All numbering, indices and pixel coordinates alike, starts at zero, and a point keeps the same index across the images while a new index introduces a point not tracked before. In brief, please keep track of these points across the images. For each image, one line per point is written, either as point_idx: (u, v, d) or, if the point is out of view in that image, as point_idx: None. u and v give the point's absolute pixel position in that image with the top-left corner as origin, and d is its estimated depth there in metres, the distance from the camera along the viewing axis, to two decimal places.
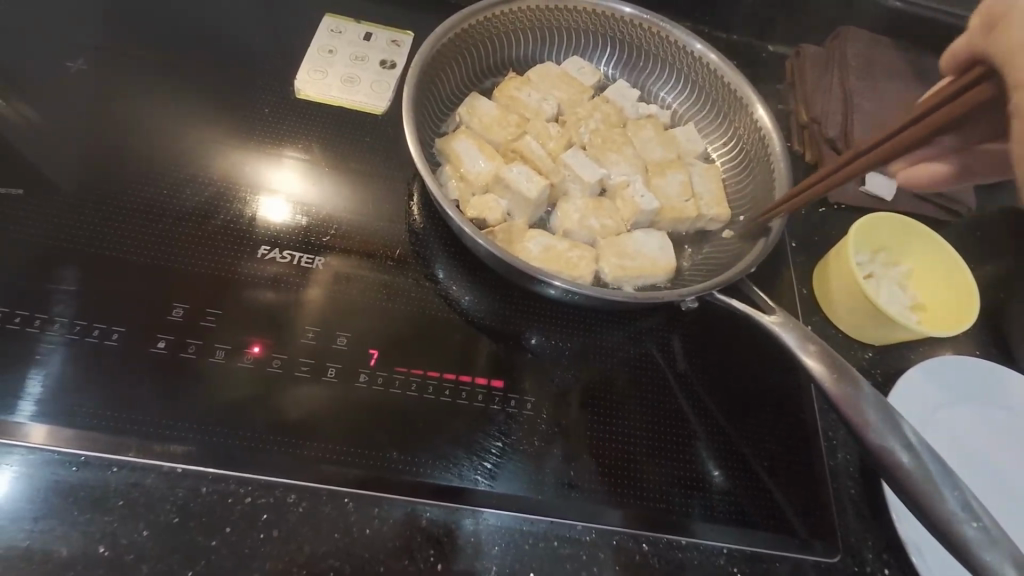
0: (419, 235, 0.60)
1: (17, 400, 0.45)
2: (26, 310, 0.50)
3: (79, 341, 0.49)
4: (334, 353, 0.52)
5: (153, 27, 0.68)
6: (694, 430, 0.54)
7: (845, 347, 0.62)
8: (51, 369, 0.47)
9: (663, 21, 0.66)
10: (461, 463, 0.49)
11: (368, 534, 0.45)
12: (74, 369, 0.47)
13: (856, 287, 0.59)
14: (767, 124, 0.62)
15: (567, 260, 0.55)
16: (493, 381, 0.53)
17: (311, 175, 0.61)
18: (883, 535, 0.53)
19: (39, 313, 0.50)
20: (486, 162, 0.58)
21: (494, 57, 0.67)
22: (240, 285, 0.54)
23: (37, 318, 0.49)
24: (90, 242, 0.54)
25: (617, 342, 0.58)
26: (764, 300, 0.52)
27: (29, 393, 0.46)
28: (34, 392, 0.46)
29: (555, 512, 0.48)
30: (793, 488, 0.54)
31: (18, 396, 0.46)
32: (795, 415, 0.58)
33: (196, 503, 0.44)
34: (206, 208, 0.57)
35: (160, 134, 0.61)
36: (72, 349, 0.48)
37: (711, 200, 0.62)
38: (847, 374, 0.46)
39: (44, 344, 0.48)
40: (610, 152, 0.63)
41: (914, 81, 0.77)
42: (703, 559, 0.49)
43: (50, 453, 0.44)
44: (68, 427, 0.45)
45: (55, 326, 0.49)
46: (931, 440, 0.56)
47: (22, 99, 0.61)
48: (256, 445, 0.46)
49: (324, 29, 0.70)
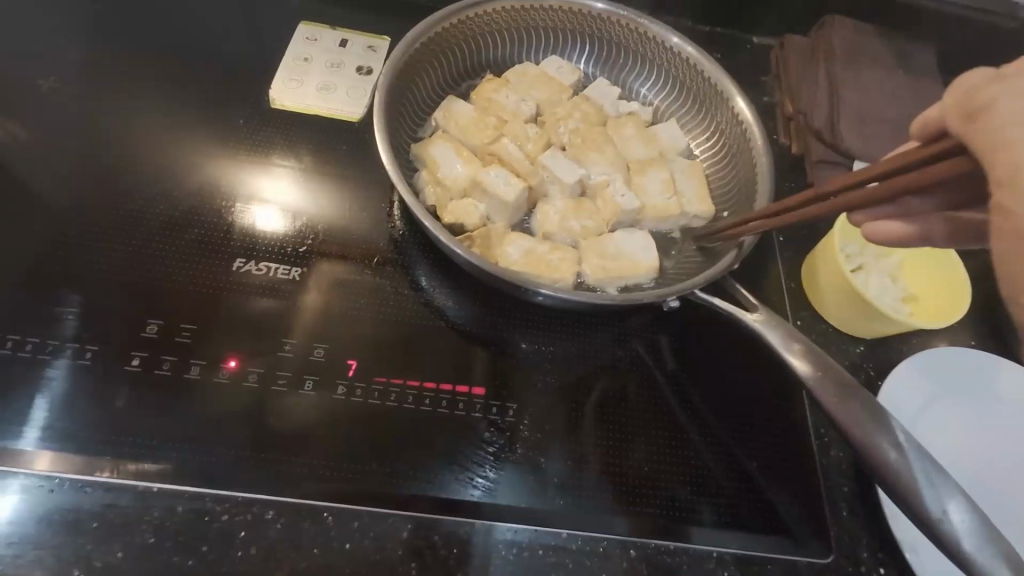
0: (399, 242, 0.59)
1: (10, 424, 0.45)
2: (1, 332, 0.49)
3: (53, 362, 0.48)
4: (312, 366, 0.51)
5: (127, 40, 0.68)
6: (684, 432, 0.54)
7: (835, 342, 0.61)
8: (25, 392, 0.46)
9: (640, 17, 0.65)
10: (443, 473, 0.48)
11: (349, 549, 0.44)
12: (46, 390, 0.47)
13: (843, 279, 0.58)
14: (749, 119, 0.61)
15: (547, 263, 0.54)
16: (476, 389, 0.52)
17: (289, 184, 0.60)
18: (878, 534, 0.52)
19: (13, 334, 0.49)
20: (463, 166, 0.57)
21: (471, 60, 0.66)
22: (215, 298, 0.53)
23: (12, 340, 0.49)
24: (62, 259, 0.53)
25: (603, 343, 0.57)
26: (747, 297, 0.51)
27: (24, 419, 0.45)
28: (32, 417, 0.46)
29: (540, 520, 0.47)
30: (784, 488, 0.53)
31: (12, 422, 0.45)
32: (785, 412, 0.57)
33: (172, 522, 0.43)
34: (182, 222, 0.56)
35: (134, 148, 0.60)
36: (46, 370, 0.48)
37: (694, 197, 0.61)
38: (834, 372, 0.45)
39: (17, 366, 0.47)
40: (590, 151, 0.62)
41: (900, 68, 0.76)
42: (693, 563, 0.48)
43: (25, 475, 0.43)
44: (40, 450, 0.44)
45: (29, 346, 0.48)
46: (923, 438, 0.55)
47: None
48: (234, 461, 0.46)
49: (300, 37, 0.69)
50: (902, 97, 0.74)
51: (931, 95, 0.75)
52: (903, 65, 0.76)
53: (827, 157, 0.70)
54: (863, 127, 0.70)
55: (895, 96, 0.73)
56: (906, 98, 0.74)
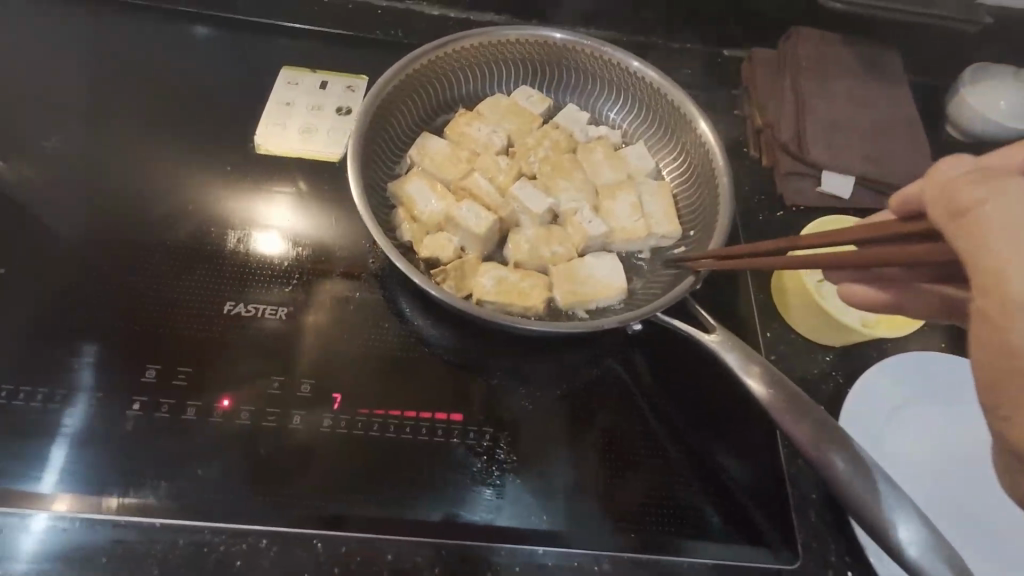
0: (381, 276, 0.62)
1: (21, 468, 0.49)
2: (14, 384, 0.52)
3: (61, 410, 0.51)
4: (299, 400, 0.54)
5: (118, 90, 0.71)
6: (657, 448, 0.56)
7: (805, 351, 0.63)
8: (36, 439, 0.50)
9: (604, 46, 0.68)
10: (424, 498, 0.51)
11: (338, 573, 0.47)
12: (54, 437, 0.50)
13: (806, 293, 0.60)
14: (711, 140, 0.64)
15: (519, 292, 0.57)
16: (453, 415, 0.55)
17: (285, 224, 0.63)
18: (844, 538, 0.54)
19: (25, 385, 0.52)
20: (437, 202, 0.60)
21: (443, 96, 0.69)
22: (206, 339, 0.56)
23: (24, 391, 0.52)
24: (63, 310, 0.56)
25: (576, 364, 0.60)
26: (707, 317, 0.53)
27: (32, 463, 0.49)
28: (40, 461, 0.49)
29: (517, 539, 0.50)
30: (753, 497, 0.55)
31: (22, 466, 0.49)
32: (754, 422, 0.59)
33: (175, 555, 0.47)
34: (175, 267, 0.59)
35: (127, 196, 0.63)
36: (55, 417, 0.51)
37: (661, 218, 0.63)
38: (787, 390, 0.48)
39: (26, 416, 0.51)
40: (560, 179, 0.65)
41: (867, 77, 0.77)
42: (664, 574, 0.50)
43: (37, 516, 0.47)
44: (50, 491, 0.48)
45: (40, 396, 0.52)
46: (880, 455, 0.56)
47: None
48: (230, 495, 0.49)
49: (282, 81, 0.73)
50: (869, 106, 0.76)
51: (898, 102, 0.77)
52: (870, 74, 0.78)
53: (795, 169, 0.72)
54: (829, 139, 0.72)
55: (861, 105, 0.75)
56: (872, 106, 0.75)
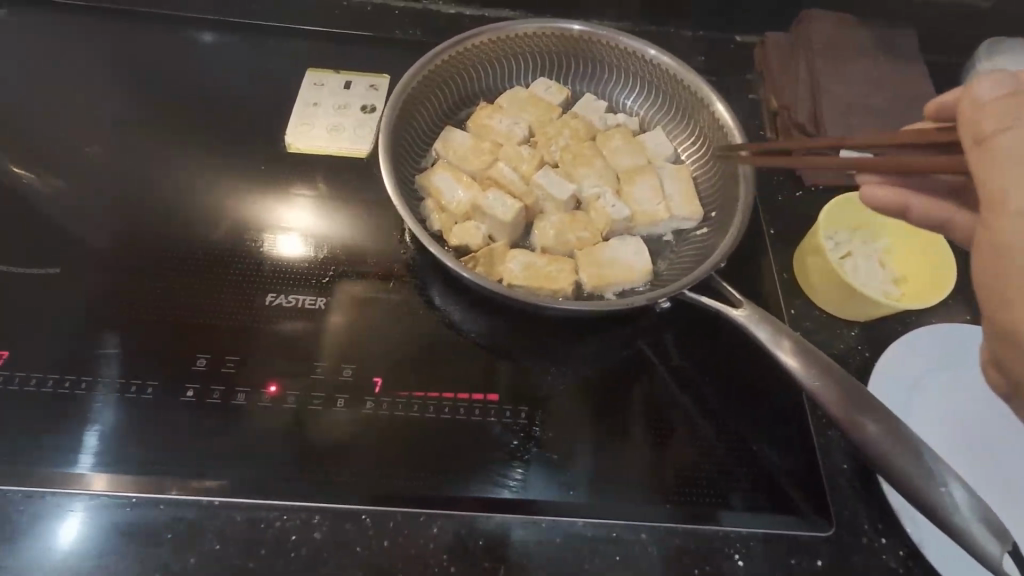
0: (412, 266, 0.64)
1: (83, 452, 0.52)
2: (73, 373, 0.56)
3: (116, 398, 0.55)
4: (343, 385, 0.56)
5: (154, 99, 0.74)
6: (687, 422, 0.58)
7: (830, 327, 0.64)
8: (97, 425, 0.53)
9: (620, 35, 0.69)
10: (465, 474, 0.53)
11: (386, 546, 0.50)
12: (113, 423, 0.53)
13: (829, 269, 0.61)
14: (730, 123, 0.65)
15: (547, 275, 0.59)
16: (490, 396, 0.57)
17: (304, 226, 0.66)
18: (878, 506, 0.55)
19: (85, 374, 0.55)
20: (464, 192, 0.62)
21: (465, 90, 0.71)
22: (252, 330, 0.59)
23: (84, 380, 0.55)
24: (116, 306, 0.59)
25: (605, 345, 0.61)
26: (733, 293, 0.55)
27: (86, 447, 0.52)
28: (91, 445, 0.52)
29: (557, 512, 0.52)
30: (784, 468, 0.56)
31: (83, 451, 0.52)
32: (782, 396, 0.60)
33: (234, 531, 0.49)
34: (218, 263, 0.62)
35: (169, 199, 0.67)
36: (113, 404, 0.54)
37: (682, 200, 0.65)
38: (814, 358, 0.50)
39: (87, 404, 0.54)
40: (581, 167, 0.66)
41: (881, 55, 0.78)
42: (701, 542, 0.52)
43: (101, 496, 0.50)
44: (106, 473, 0.51)
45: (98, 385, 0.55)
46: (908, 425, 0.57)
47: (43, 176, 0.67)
48: (282, 475, 0.52)
49: (308, 83, 0.76)
50: (885, 83, 0.76)
51: (914, 79, 0.77)
52: (884, 52, 0.78)
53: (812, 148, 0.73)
54: (846, 118, 0.72)
55: (877, 83, 0.75)
56: (888, 84, 0.76)
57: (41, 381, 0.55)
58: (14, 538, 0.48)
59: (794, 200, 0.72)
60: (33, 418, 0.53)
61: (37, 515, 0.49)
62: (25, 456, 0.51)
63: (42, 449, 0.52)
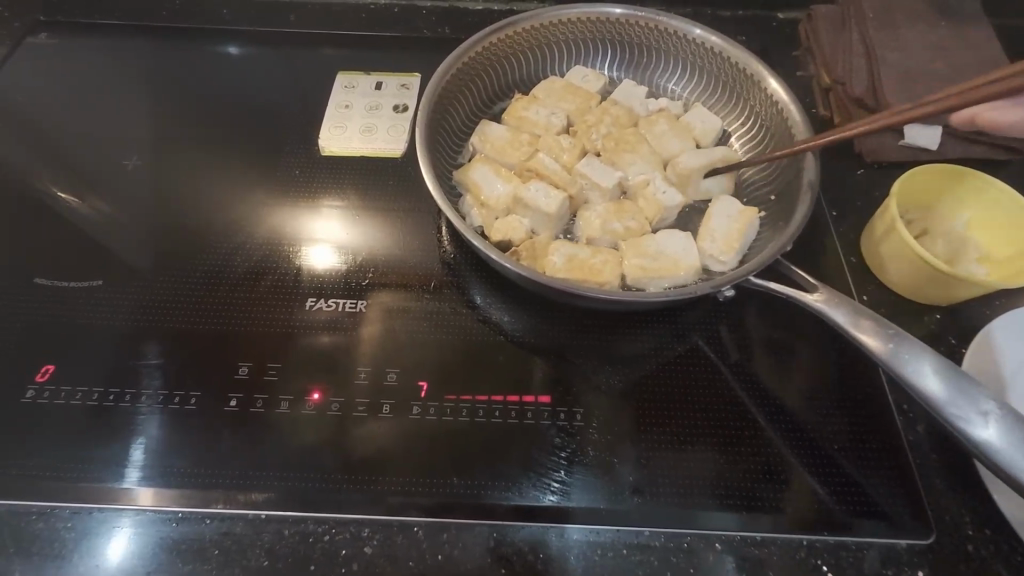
0: (453, 264, 0.62)
1: (122, 467, 0.50)
2: (104, 385, 0.55)
3: (150, 407, 0.53)
4: (388, 389, 0.54)
5: (191, 111, 0.75)
6: (757, 420, 0.53)
7: (907, 313, 0.59)
8: (130, 440, 0.52)
9: (658, 16, 0.66)
10: (521, 482, 0.50)
11: (441, 560, 0.47)
12: (149, 435, 0.52)
13: (907, 248, 0.56)
14: (783, 98, 0.62)
15: (592, 267, 0.55)
16: (543, 397, 0.54)
17: (336, 238, 0.64)
18: (981, 508, 0.50)
19: (114, 387, 0.55)
20: (504, 185, 0.60)
21: (499, 83, 0.69)
22: (297, 335, 0.57)
23: (113, 392, 0.54)
24: (157, 316, 0.59)
25: (662, 339, 0.57)
26: (805, 278, 0.51)
27: (128, 461, 0.51)
28: (132, 459, 0.51)
29: (621, 520, 0.48)
30: (873, 469, 0.51)
31: (123, 465, 0.50)
32: (862, 390, 0.55)
33: (283, 545, 0.47)
34: (258, 270, 0.62)
35: (208, 207, 0.66)
36: (148, 415, 0.53)
37: (718, 241, 0.57)
38: (909, 343, 0.45)
39: (121, 416, 0.53)
40: (625, 154, 0.63)
41: (944, 18, 0.72)
42: (783, 553, 0.47)
43: (142, 511, 0.48)
44: (149, 486, 0.49)
45: (128, 397, 0.54)
46: None
47: (87, 192, 0.67)
48: (328, 485, 0.50)
49: (339, 86, 0.75)
50: (951, 47, 0.70)
51: (981, 40, 0.70)
52: (947, 14, 0.72)
53: None
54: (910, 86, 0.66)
55: (940, 47, 0.69)
56: (954, 48, 0.70)
57: (86, 395, 0.54)
58: (63, 555, 0.47)
59: (856, 179, 0.67)
60: (79, 432, 0.52)
61: (84, 530, 0.48)
62: (69, 471, 0.50)
63: (86, 463, 0.51)
